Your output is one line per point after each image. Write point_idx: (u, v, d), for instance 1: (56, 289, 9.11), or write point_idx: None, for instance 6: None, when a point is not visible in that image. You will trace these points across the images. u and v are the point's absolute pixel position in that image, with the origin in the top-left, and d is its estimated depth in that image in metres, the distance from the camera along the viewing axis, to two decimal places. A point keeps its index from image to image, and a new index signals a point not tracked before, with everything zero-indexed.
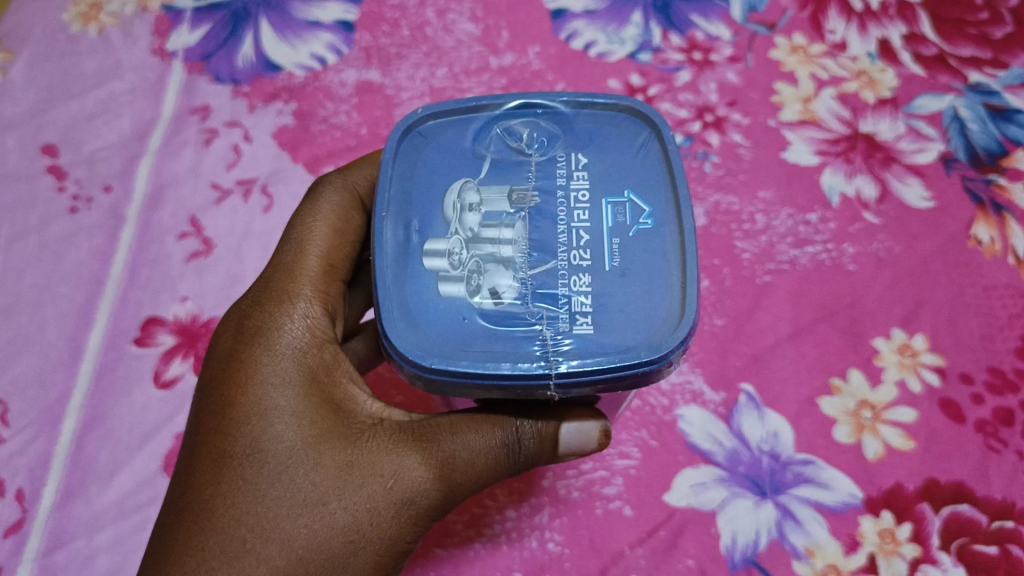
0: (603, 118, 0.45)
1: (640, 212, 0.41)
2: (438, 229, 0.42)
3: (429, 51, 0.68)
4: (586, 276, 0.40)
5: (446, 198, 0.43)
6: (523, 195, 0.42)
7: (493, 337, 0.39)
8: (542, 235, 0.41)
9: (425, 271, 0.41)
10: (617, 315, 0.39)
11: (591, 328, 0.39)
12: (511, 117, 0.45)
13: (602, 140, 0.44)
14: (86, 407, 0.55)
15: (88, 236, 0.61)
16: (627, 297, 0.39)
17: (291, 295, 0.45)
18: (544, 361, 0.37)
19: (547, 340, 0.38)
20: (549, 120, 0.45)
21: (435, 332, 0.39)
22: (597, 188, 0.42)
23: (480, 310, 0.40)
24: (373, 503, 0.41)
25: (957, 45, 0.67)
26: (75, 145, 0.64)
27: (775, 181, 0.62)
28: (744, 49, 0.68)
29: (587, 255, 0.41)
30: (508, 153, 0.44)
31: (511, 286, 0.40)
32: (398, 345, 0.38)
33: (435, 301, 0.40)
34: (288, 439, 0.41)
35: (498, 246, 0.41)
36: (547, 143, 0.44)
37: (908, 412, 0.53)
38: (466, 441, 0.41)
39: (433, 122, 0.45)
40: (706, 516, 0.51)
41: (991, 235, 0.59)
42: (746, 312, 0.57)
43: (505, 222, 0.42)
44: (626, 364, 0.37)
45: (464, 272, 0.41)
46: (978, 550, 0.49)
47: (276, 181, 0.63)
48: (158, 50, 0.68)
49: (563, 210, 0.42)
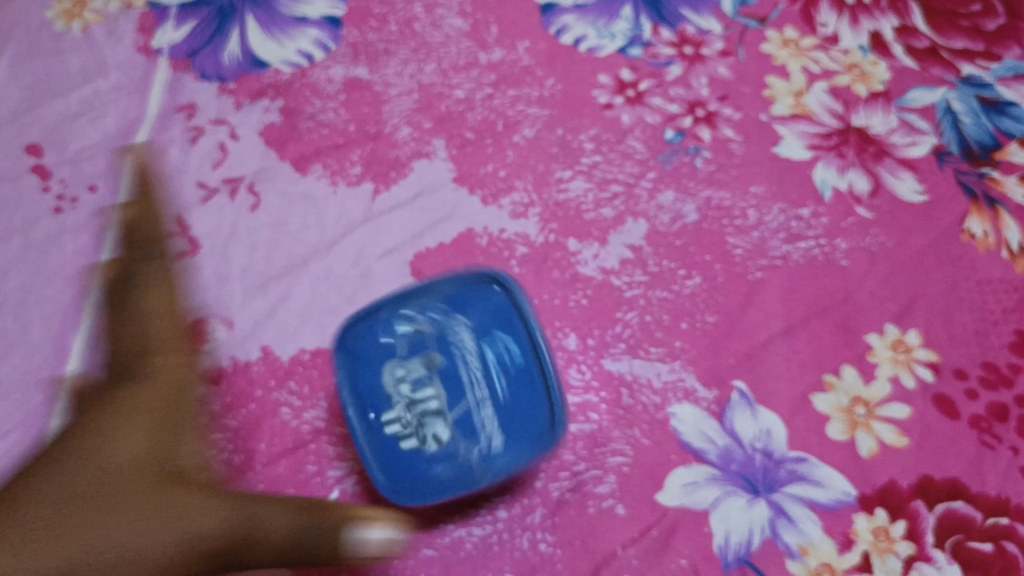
0: (454, 292, 0.53)
1: (507, 347, 0.52)
2: (387, 407, 0.52)
3: (417, 46, 0.68)
4: (490, 409, 0.52)
5: (384, 381, 0.52)
6: (433, 362, 0.53)
7: (435, 455, 0.51)
8: (455, 376, 0.53)
9: (386, 435, 0.51)
10: (520, 432, 0.51)
11: (501, 443, 0.51)
12: (403, 304, 0.53)
13: (464, 305, 0.53)
14: (72, 410, 0.54)
15: (74, 237, 0.60)
16: (516, 434, 0.51)
17: (170, 351, 0.54)
18: (474, 428, 0.51)
19: (475, 456, 0.51)
20: (421, 316, 0.53)
21: (403, 474, 0.50)
22: (483, 363, 0.53)
23: (430, 455, 0.51)
24: (181, 526, 0.46)
25: (949, 37, 0.67)
26: (60, 144, 0.63)
27: (766, 176, 0.61)
28: (735, 43, 0.67)
29: (486, 393, 0.52)
30: (416, 336, 0.53)
31: (447, 431, 0.52)
32: (373, 474, 0.49)
33: (402, 452, 0.51)
34: (123, 461, 0.49)
35: (431, 403, 0.52)
36: (439, 325, 0.53)
37: (902, 408, 0.53)
38: (268, 518, 0.47)
39: (357, 336, 0.52)
40: (698, 515, 0.50)
41: (985, 228, 0.59)
42: (738, 309, 0.56)
43: (432, 390, 0.53)
44: (536, 454, 0.50)
45: (412, 429, 0.51)
46: (973, 547, 0.49)
47: (263, 179, 0.62)
48: (143, 48, 0.67)
49: (466, 375, 0.53)
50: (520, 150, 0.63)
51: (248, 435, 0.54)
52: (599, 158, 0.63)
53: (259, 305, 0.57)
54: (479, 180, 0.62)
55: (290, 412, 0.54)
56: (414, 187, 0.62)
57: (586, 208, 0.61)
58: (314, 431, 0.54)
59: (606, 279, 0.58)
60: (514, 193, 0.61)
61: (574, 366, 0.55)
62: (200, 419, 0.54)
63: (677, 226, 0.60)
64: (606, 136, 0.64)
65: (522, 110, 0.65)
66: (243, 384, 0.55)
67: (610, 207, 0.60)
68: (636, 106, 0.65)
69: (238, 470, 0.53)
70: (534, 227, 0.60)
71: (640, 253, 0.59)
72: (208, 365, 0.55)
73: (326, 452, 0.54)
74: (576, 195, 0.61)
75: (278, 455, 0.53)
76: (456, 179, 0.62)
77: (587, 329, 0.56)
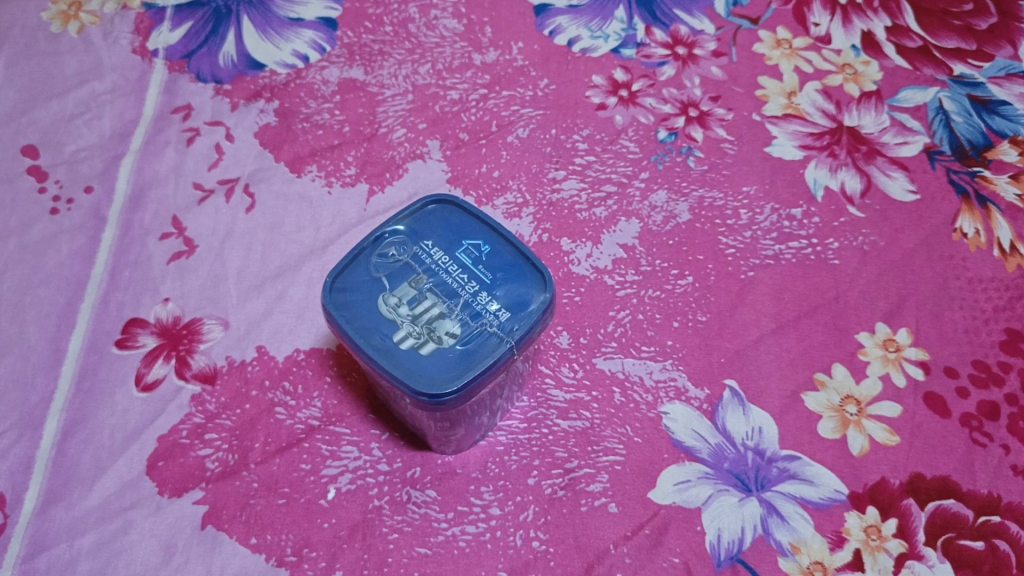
0: (417, 218, 0.50)
1: (477, 245, 0.49)
2: (389, 328, 0.46)
3: (412, 47, 0.68)
4: (485, 294, 0.47)
5: (382, 307, 0.46)
6: (417, 281, 0.47)
7: (452, 351, 0.45)
8: (441, 283, 0.48)
9: (403, 351, 0.45)
10: (518, 305, 0.46)
11: (506, 310, 0.46)
12: (381, 244, 0.49)
13: (427, 233, 0.50)
14: (68, 410, 0.53)
15: (69, 238, 0.59)
16: (511, 298, 0.47)
17: None
18: (478, 323, 0.46)
19: (492, 327, 0.45)
20: (394, 243, 0.49)
21: (432, 369, 0.44)
22: (455, 254, 0.49)
23: (443, 347, 0.45)
24: None
25: (941, 37, 0.68)
26: (56, 146, 0.63)
27: (759, 176, 0.62)
28: (728, 43, 0.68)
29: (473, 282, 0.48)
30: (395, 265, 0.48)
31: (451, 329, 0.45)
32: (413, 390, 0.43)
33: (423, 358, 0.44)
34: None
35: (437, 317, 0.46)
36: (416, 258, 0.48)
37: (893, 407, 0.53)
38: None
39: (342, 284, 0.47)
40: (690, 513, 0.50)
41: (976, 227, 0.59)
42: (729, 308, 0.57)
43: (426, 300, 0.47)
44: (537, 316, 0.46)
45: (420, 332, 0.45)
46: (964, 545, 0.49)
47: (258, 180, 0.62)
48: (139, 49, 0.68)
49: (452, 279, 0.48)
50: (514, 150, 0.64)
51: (243, 435, 0.53)
52: (592, 157, 0.63)
53: (255, 305, 0.57)
54: (474, 180, 0.62)
55: (285, 412, 0.53)
56: (409, 187, 0.62)
57: (579, 207, 0.61)
58: (308, 430, 0.53)
59: (598, 278, 0.58)
60: (508, 193, 0.62)
61: (566, 365, 0.55)
62: (195, 419, 0.53)
63: (669, 226, 0.60)
64: (599, 136, 0.64)
65: (516, 110, 0.65)
66: (238, 384, 0.54)
67: (603, 207, 0.61)
68: (629, 106, 0.65)
69: (233, 469, 0.52)
70: (527, 227, 0.60)
71: (633, 252, 0.59)
72: (204, 365, 0.55)
73: (320, 451, 0.52)
74: (569, 195, 0.62)
75: (272, 453, 0.52)
76: (450, 180, 0.62)
77: (580, 328, 0.56)
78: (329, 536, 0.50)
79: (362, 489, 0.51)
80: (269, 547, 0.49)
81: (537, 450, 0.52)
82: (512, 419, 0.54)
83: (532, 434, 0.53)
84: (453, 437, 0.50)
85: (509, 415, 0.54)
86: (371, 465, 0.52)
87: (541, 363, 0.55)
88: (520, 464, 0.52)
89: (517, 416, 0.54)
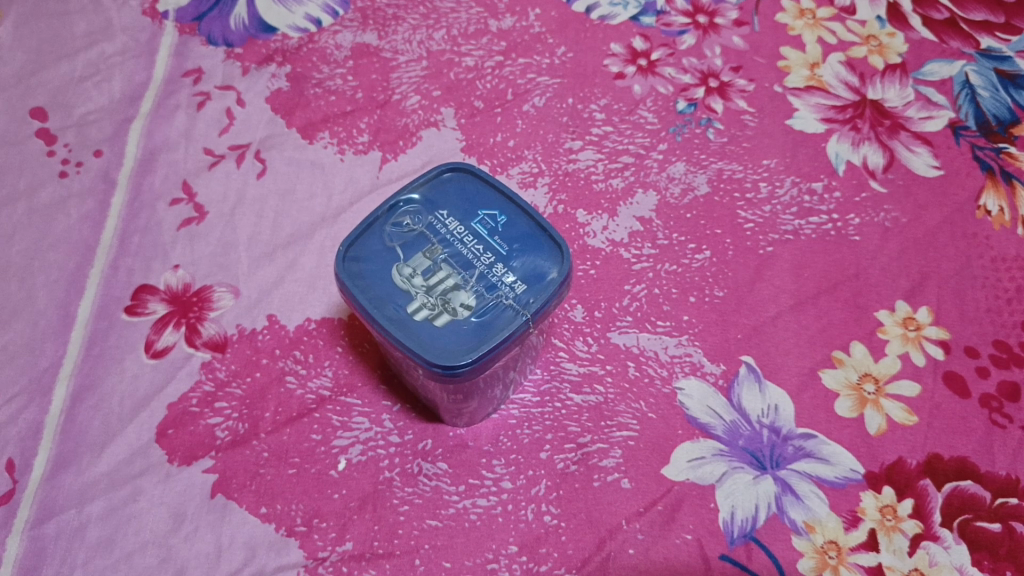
0: (433, 187, 0.49)
1: (493, 217, 0.48)
2: (403, 300, 0.45)
3: (427, 12, 0.67)
4: (501, 266, 0.46)
5: (396, 279, 0.45)
6: (432, 251, 0.47)
7: (468, 324, 0.44)
8: (458, 254, 0.47)
9: (416, 322, 0.44)
10: (535, 278, 0.46)
11: (522, 283, 0.45)
12: (397, 214, 0.48)
13: (443, 204, 0.49)
14: (77, 376, 0.53)
15: (78, 202, 0.59)
16: (528, 272, 0.46)
17: None
18: (495, 295, 0.45)
19: (508, 299, 0.45)
20: (408, 213, 0.48)
21: (445, 340, 0.43)
22: (471, 225, 0.48)
23: (457, 319, 0.44)
24: None
25: (968, 9, 0.66)
26: (65, 108, 0.62)
27: (779, 150, 0.61)
28: (749, 13, 0.67)
29: (489, 254, 0.47)
30: (411, 236, 0.47)
31: (467, 301, 0.45)
32: (427, 361, 0.42)
33: (437, 329, 0.44)
34: None
35: (452, 288, 0.45)
36: (431, 228, 0.48)
37: (912, 386, 0.52)
38: None
39: (356, 252, 0.46)
40: (704, 490, 0.50)
41: (1000, 205, 0.58)
42: (748, 284, 0.56)
43: (441, 271, 0.46)
44: (555, 287, 0.45)
45: (435, 303, 0.44)
46: (981, 526, 0.49)
47: (269, 146, 0.61)
48: (150, 11, 0.67)
49: (468, 250, 0.47)
50: (529, 119, 0.62)
51: (252, 404, 0.52)
52: (610, 128, 0.62)
53: (266, 273, 0.56)
54: (489, 150, 0.61)
55: (295, 380, 0.53)
56: (423, 156, 0.61)
57: (595, 178, 0.60)
58: (319, 400, 0.52)
59: (614, 251, 0.57)
60: (523, 162, 0.61)
61: (581, 339, 0.54)
62: (205, 387, 0.53)
63: (687, 199, 0.59)
64: (617, 106, 0.63)
65: (532, 79, 0.64)
66: (248, 353, 0.54)
67: (620, 178, 0.60)
68: (648, 76, 0.64)
69: (243, 438, 0.51)
70: (542, 198, 0.59)
71: (650, 225, 0.58)
72: (214, 333, 0.54)
73: (331, 421, 0.52)
74: (585, 165, 0.61)
75: (283, 423, 0.52)
76: (465, 149, 0.61)
77: (595, 302, 0.55)
78: (339, 507, 0.49)
79: (373, 460, 0.51)
80: (279, 516, 0.49)
81: (550, 424, 0.52)
82: (525, 393, 0.53)
83: (545, 408, 0.52)
84: (465, 410, 0.49)
85: (522, 388, 0.53)
86: (382, 437, 0.51)
87: (556, 337, 0.55)
88: (533, 438, 0.52)
89: (531, 389, 0.53)
